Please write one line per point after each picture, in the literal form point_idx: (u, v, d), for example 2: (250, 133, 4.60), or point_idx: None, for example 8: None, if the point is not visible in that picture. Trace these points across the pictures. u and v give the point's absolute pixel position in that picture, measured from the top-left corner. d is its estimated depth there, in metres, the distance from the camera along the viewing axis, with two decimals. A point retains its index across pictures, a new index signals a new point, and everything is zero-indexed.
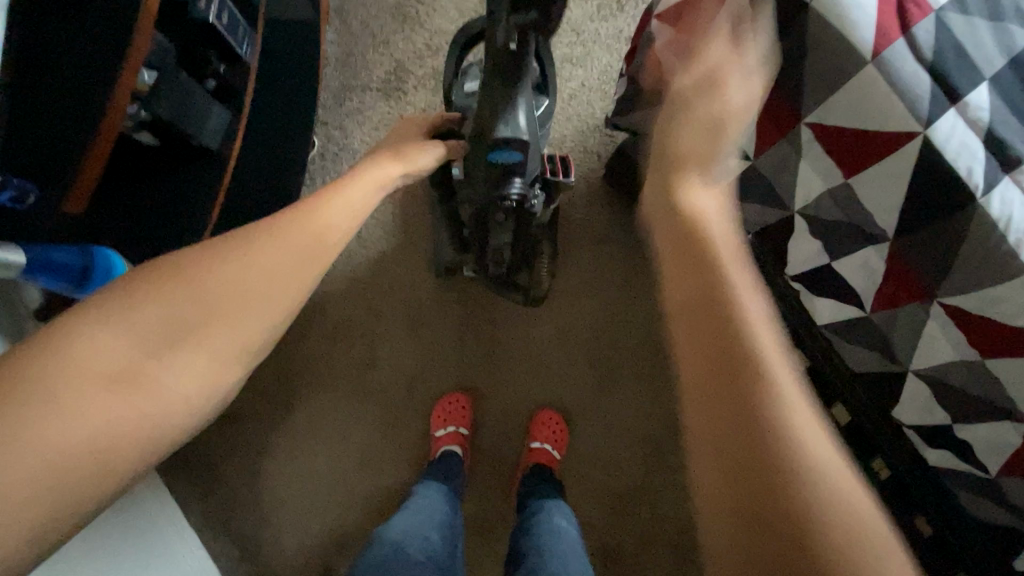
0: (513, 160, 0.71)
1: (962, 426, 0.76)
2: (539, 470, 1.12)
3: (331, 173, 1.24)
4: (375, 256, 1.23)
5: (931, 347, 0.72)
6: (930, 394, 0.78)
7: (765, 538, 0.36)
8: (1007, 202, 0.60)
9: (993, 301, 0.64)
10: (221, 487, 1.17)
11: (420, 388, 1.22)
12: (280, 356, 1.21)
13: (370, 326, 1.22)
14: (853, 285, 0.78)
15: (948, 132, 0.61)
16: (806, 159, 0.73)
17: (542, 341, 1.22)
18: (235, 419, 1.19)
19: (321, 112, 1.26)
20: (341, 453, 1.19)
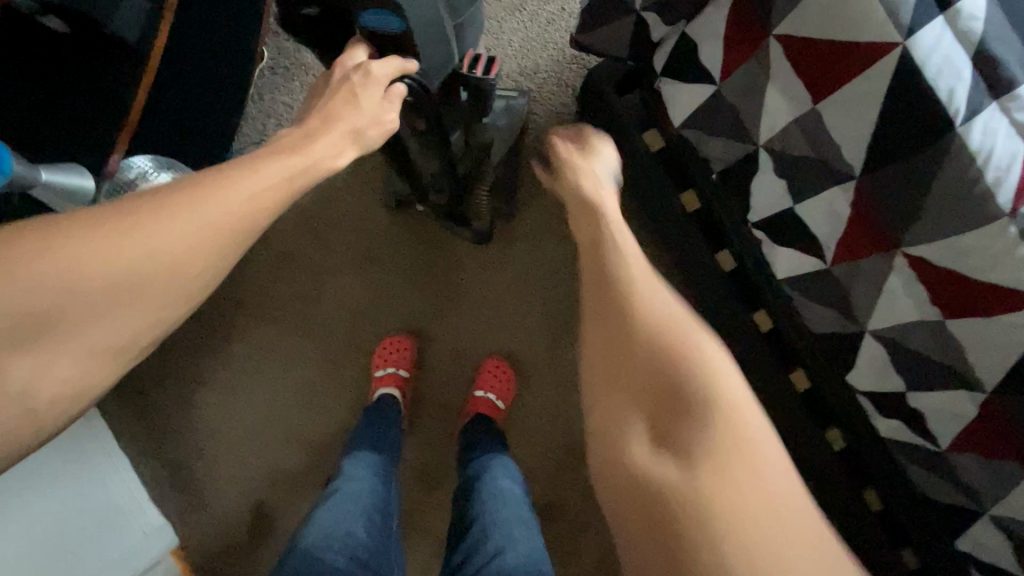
0: (393, 26, 0.62)
1: (916, 394, 0.69)
2: (480, 418, 1.07)
3: (282, 91, 1.15)
4: (325, 185, 1.15)
5: (892, 304, 0.65)
6: (886, 360, 0.71)
7: (661, 493, 0.43)
8: (989, 132, 0.52)
9: (963, 251, 0.56)
10: (154, 414, 1.13)
11: (366, 327, 1.16)
12: (220, 284, 1.15)
13: (316, 259, 1.16)
14: (815, 231, 0.70)
15: (931, 45, 0.53)
16: (773, 82, 0.65)
17: (496, 287, 1.16)
18: (172, 346, 1.15)
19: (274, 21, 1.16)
20: (280, 388, 1.15)
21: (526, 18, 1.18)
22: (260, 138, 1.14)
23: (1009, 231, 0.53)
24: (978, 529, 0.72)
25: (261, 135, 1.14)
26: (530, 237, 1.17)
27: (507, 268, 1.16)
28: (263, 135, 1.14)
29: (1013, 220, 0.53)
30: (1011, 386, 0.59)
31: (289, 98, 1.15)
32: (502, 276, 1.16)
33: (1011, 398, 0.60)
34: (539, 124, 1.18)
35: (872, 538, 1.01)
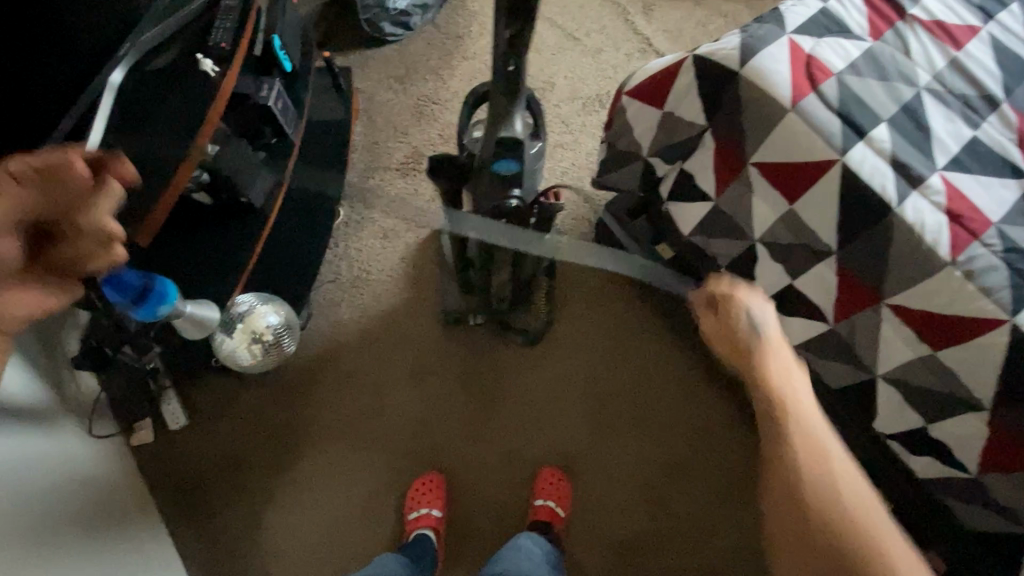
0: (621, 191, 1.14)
1: (935, 426, 0.82)
2: (541, 527, 1.14)
3: (353, 239, 1.40)
4: (388, 309, 1.34)
5: (891, 347, 0.81)
6: (898, 399, 0.85)
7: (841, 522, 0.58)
8: (918, 210, 0.73)
9: (929, 294, 0.74)
10: (222, 535, 1.16)
11: (426, 435, 1.25)
12: (293, 403, 1.26)
13: (380, 373, 1.29)
14: (814, 300, 0.88)
15: (860, 159, 0.76)
16: (757, 194, 0.88)
17: (541, 386, 1.29)
18: (242, 466, 1.21)
19: (347, 187, 1.45)
20: (345, 500, 1.20)
21: (545, 171, 1.50)
22: (334, 276, 1.36)
23: (956, 275, 0.71)
24: None
25: (335, 274, 1.36)
26: (567, 341, 1.33)
27: (551, 368, 1.31)
28: (337, 274, 1.36)
29: (955, 266, 0.71)
30: (1004, 402, 0.73)
31: (358, 243, 1.39)
32: (545, 377, 1.30)
33: (1010, 410, 0.73)
34: (564, 248, 1.42)
35: None
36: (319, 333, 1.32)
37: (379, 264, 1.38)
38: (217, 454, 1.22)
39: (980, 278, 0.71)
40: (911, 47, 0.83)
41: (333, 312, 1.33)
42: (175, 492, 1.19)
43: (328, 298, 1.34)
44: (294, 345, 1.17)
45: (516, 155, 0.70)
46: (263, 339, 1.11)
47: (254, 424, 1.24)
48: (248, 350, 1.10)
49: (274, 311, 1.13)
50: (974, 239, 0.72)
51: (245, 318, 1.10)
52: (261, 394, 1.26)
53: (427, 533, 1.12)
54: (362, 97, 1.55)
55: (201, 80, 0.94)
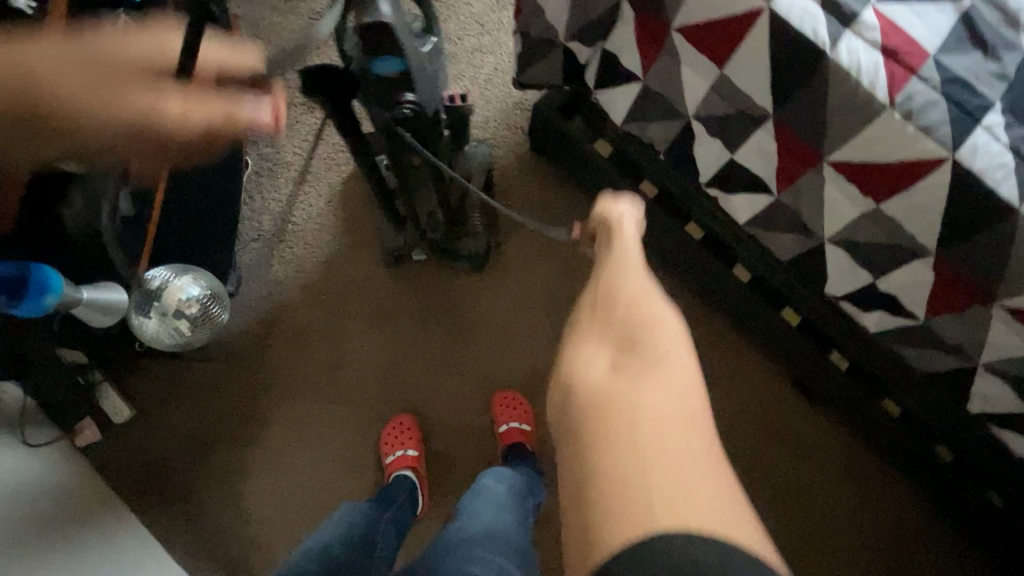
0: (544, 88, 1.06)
1: (882, 279, 0.81)
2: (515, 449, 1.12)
3: (269, 189, 1.27)
4: (325, 259, 1.25)
5: (835, 207, 0.78)
6: (846, 259, 0.83)
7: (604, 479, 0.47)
8: (853, 53, 0.67)
9: (868, 144, 0.70)
10: (200, 514, 1.14)
11: (390, 378, 1.21)
12: (246, 373, 1.20)
13: (331, 325, 1.22)
14: (755, 170, 0.84)
15: (788, 4, 0.69)
16: (685, 64, 0.80)
17: (498, 309, 1.25)
18: (205, 443, 1.17)
19: (251, 133, 1.30)
20: (321, 459, 1.17)
21: (467, 80, 1.36)
22: (258, 233, 1.25)
23: (895, 117, 0.67)
24: (979, 383, 0.82)
25: (259, 231, 1.25)
26: (517, 259, 1.28)
27: (505, 288, 1.26)
28: (262, 231, 1.25)
29: (895, 108, 0.67)
30: (947, 242, 0.71)
31: (277, 193, 1.27)
32: (503, 300, 1.26)
33: (954, 250, 0.71)
34: (500, 162, 1.32)
35: (901, 439, 1.10)
36: (255, 296, 1.23)
37: (305, 212, 1.27)
38: (176, 438, 1.16)
39: (922, 119, 0.66)
40: None
41: (266, 272, 1.24)
42: (140, 481, 1.15)
43: (257, 258, 1.24)
44: (226, 313, 1.09)
45: (397, 53, 0.65)
46: (189, 313, 1.01)
47: (207, 400, 1.18)
48: (174, 330, 1.01)
49: (193, 282, 1.03)
50: (913, 75, 0.66)
51: (161, 295, 0.99)
52: (208, 370, 1.19)
53: (408, 474, 1.10)
54: (246, 26, 1.35)
55: None
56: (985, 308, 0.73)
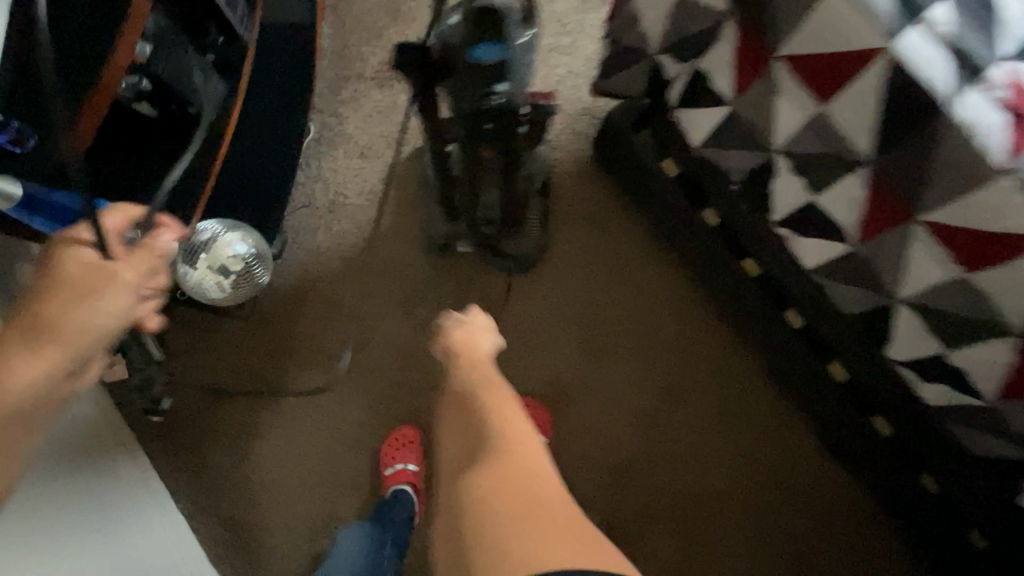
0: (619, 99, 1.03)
1: (955, 352, 0.76)
2: None
3: (327, 158, 1.27)
4: (369, 237, 1.24)
5: (918, 269, 0.73)
6: (918, 325, 0.79)
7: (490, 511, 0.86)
8: (975, 109, 0.63)
9: (973, 207, 0.65)
10: (210, 469, 1.14)
11: (413, 367, 1.19)
12: (275, 337, 1.19)
13: (364, 303, 1.21)
14: (835, 217, 0.80)
15: (913, 47, 0.64)
16: (782, 95, 0.77)
17: (532, 315, 1.23)
18: (225, 399, 1.17)
19: (316, 101, 1.30)
20: (333, 434, 1.16)
21: (538, 80, 1.33)
22: (308, 201, 1.25)
23: (1010, 184, 0.62)
24: None
25: (309, 199, 1.25)
26: (560, 267, 1.25)
27: (542, 294, 1.24)
28: (312, 198, 1.25)
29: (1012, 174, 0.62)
30: None
31: (333, 163, 1.27)
32: (538, 307, 1.23)
33: None
34: (559, 167, 1.29)
35: (933, 522, 1.04)
36: (294, 263, 1.22)
37: (357, 187, 1.26)
38: (198, 389, 1.17)
39: None
40: None
41: (310, 241, 1.23)
42: (158, 426, 1.15)
43: (303, 225, 1.24)
44: (267, 276, 1.08)
45: (498, 36, 0.63)
46: (232, 270, 1.02)
47: (233, 357, 1.18)
48: (216, 284, 1.01)
49: (242, 239, 1.04)
50: None
51: (210, 248, 1.00)
52: (240, 327, 1.19)
53: (406, 490, 1.09)
54: None
55: None
56: None
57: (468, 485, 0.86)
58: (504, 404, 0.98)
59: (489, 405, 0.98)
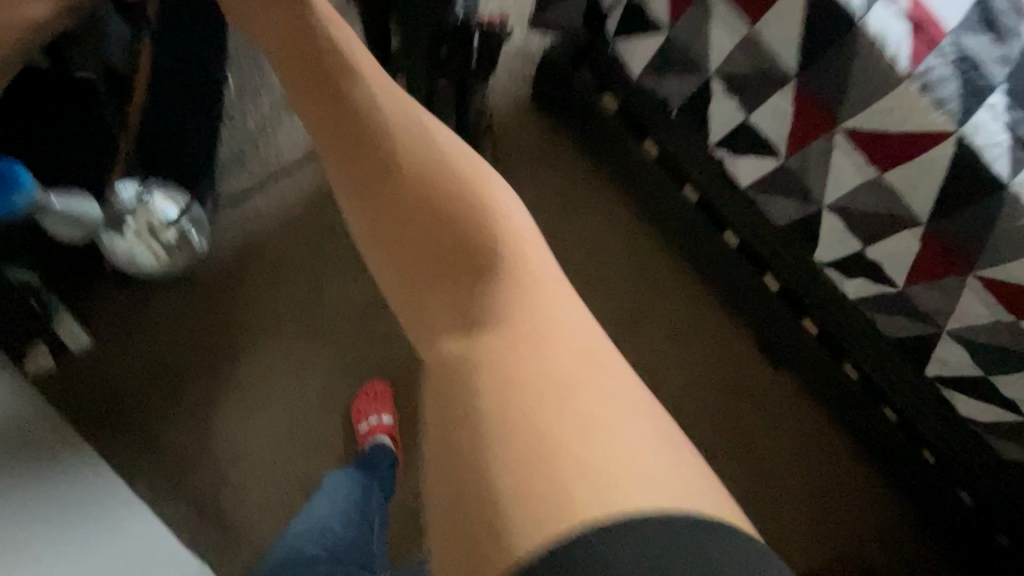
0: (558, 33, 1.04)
1: (874, 245, 0.86)
2: None
3: (252, 113, 1.18)
4: (310, 192, 1.18)
5: (841, 173, 0.82)
6: (842, 228, 0.89)
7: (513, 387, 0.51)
8: (882, 21, 0.70)
9: (884, 112, 0.73)
10: (169, 450, 1.08)
11: (373, 322, 1.17)
12: (220, 307, 1.13)
13: (314, 262, 1.16)
14: (767, 132, 0.86)
15: None
16: (714, 18, 0.80)
17: None
18: (175, 378, 1.10)
19: (232, 50, 1.19)
20: (298, 398, 1.13)
21: None
22: (239, 159, 1.17)
23: (912, 88, 0.70)
24: (943, 347, 0.89)
25: (240, 157, 1.17)
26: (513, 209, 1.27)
27: None
28: (242, 156, 1.17)
29: (913, 78, 0.70)
30: (941, 212, 0.76)
31: (260, 117, 1.18)
32: None
33: (943, 223, 0.76)
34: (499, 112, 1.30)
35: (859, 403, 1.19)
36: (232, 227, 1.15)
37: (290, 141, 1.18)
38: (143, 370, 1.09)
39: (935, 90, 0.70)
40: None
41: (246, 202, 1.16)
42: (103, 415, 1.07)
43: (233, 185, 1.16)
44: (206, 241, 1.02)
45: None
46: (165, 236, 0.96)
47: (177, 334, 1.11)
48: (148, 251, 0.96)
49: (172, 202, 0.96)
50: (931, 51, 0.70)
51: (136, 213, 0.93)
52: (180, 301, 1.12)
53: (384, 442, 1.07)
54: None
55: None
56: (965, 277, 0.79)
57: (496, 349, 0.52)
58: (490, 203, 0.54)
59: (474, 220, 0.53)
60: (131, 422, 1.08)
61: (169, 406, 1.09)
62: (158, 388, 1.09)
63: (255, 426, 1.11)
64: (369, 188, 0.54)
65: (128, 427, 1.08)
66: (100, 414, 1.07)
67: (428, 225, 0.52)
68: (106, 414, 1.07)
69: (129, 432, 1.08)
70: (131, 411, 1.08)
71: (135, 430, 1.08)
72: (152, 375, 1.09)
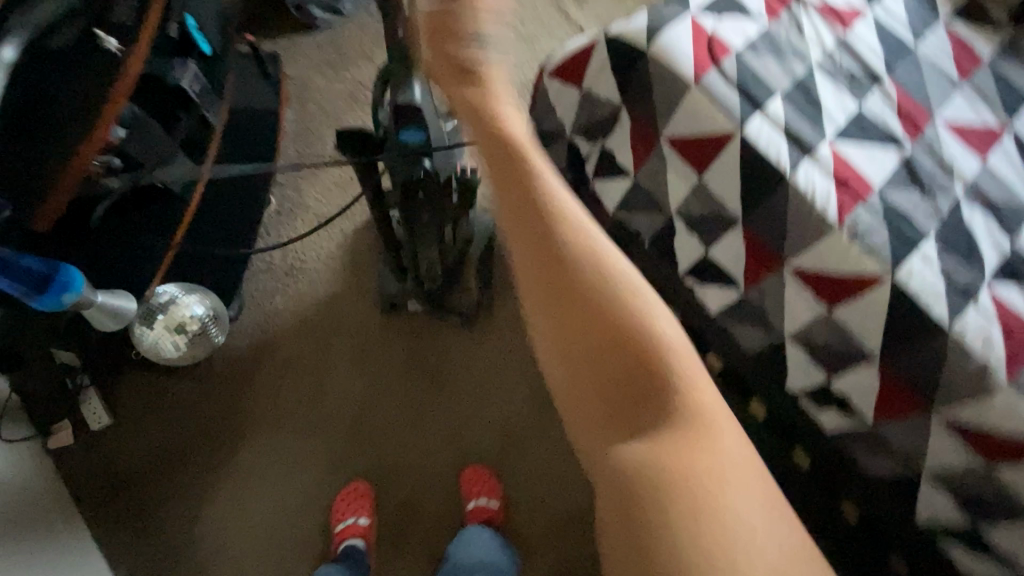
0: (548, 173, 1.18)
1: (836, 379, 0.86)
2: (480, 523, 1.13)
3: (286, 228, 1.37)
4: (324, 298, 1.31)
5: (793, 308, 0.85)
6: (808, 361, 0.88)
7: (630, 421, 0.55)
8: (809, 177, 0.79)
9: (821, 256, 0.79)
10: (154, 537, 1.12)
11: (366, 421, 1.23)
12: (228, 398, 1.22)
13: (318, 361, 1.26)
14: (729, 268, 0.91)
15: (757, 130, 0.81)
16: (670, 169, 0.91)
17: (481, 369, 1.28)
18: (174, 464, 1.17)
19: (278, 176, 1.41)
20: (284, 493, 1.17)
21: None
22: (268, 266, 1.33)
23: (842, 236, 0.77)
24: (923, 492, 0.86)
25: (269, 265, 1.33)
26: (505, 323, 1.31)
27: (491, 344, 1.29)
28: (270, 264, 1.33)
29: (842, 228, 0.77)
30: (889, 351, 0.78)
31: (292, 232, 1.36)
32: (484, 360, 1.28)
33: (894, 362, 0.79)
34: None
35: None
36: (252, 325, 1.28)
37: (315, 252, 1.35)
38: (147, 454, 1.17)
39: (865, 238, 0.77)
40: (802, 25, 0.89)
41: (268, 303, 1.30)
42: (103, 495, 1.14)
43: (260, 288, 1.31)
44: (223, 336, 1.14)
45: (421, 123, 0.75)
46: (189, 330, 1.08)
47: (185, 420, 1.20)
48: (171, 342, 1.08)
49: (199, 301, 1.10)
50: (857, 204, 0.78)
51: (168, 309, 1.07)
52: (192, 390, 1.22)
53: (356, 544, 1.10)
54: (293, 84, 1.48)
55: (103, 50, 0.87)
56: (926, 418, 0.79)
57: (628, 419, 0.54)
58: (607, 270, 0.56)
59: (621, 302, 0.55)
60: (126, 503, 1.14)
61: (163, 492, 1.15)
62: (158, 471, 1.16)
63: (240, 518, 1.15)
64: (526, 244, 0.56)
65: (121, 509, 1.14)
66: (100, 493, 1.14)
67: (587, 319, 0.54)
68: (105, 494, 1.14)
69: (122, 514, 1.13)
70: (129, 492, 1.15)
71: (128, 513, 1.14)
72: (154, 459, 1.17)
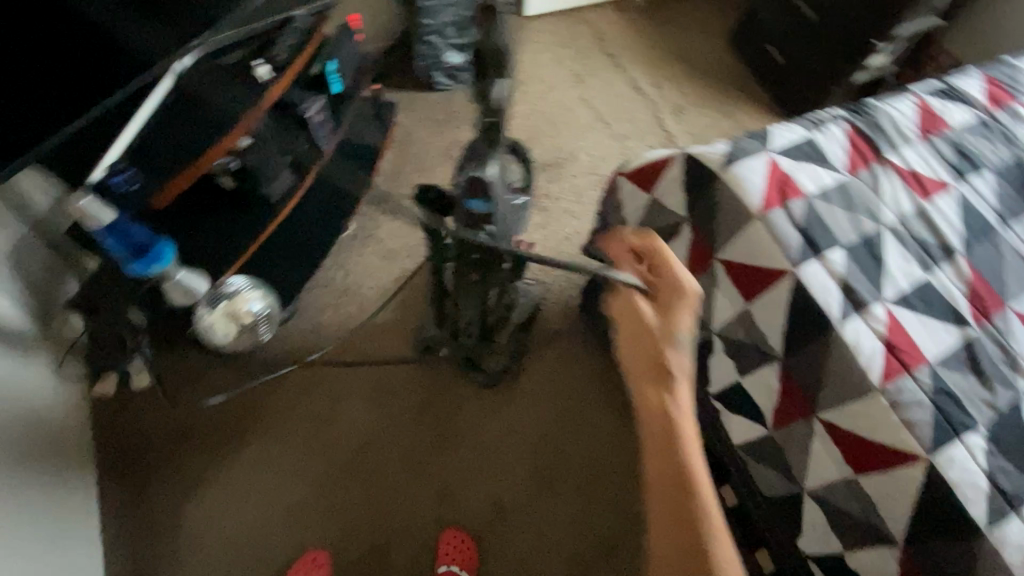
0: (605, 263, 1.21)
1: (851, 554, 0.80)
2: None
3: (355, 253, 1.47)
4: (369, 325, 1.39)
5: (819, 462, 0.81)
6: (822, 523, 0.83)
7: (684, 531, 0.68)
8: (858, 334, 0.78)
9: (858, 416, 0.76)
10: (149, 508, 1.18)
11: (370, 453, 1.25)
12: (253, 394, 1.29)
13: (343, 383, 1.32)
14: (760, 402, 0.89)
15: (814, 276, 0.82)
16: (720, 289, 0.91)
17: (491, 434, 1.28)
18: (188, 442, 1.24)
19: (362, 205, 1.54)
20: (273, 501, 1.20)
21: (550, 232, 1.54)
22: (328, 283, 1.43)
23: (884, 402, 0.74)
24: None
25: (330, 281, 1.43)
26: (528, 393, 1.32)
27: (509, 410, 1.31)
28: (331, 281, 1.43)
29: (885, 393, 0.75)
30: (916, 539, 0.73)
31: (358, 257, 1.47)
32: (497, 425, 1.29)
33: (921, 553, 0.73)
34: (548, 306, 1.43)
35: None
36: (297, 332, 1.37)
37: (373, 281, 1.44)
38: (168, 426, 1.25)
39: (907, 412, 0.74)
40: (881, 186, 0.90)
41: (318, 316, 1.39)
42: (120, 453, 1.22)
43: (315, 301, 1.41)
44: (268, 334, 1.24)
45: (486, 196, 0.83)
46: (243, 321, 1.17)
47: (211, 404, 1.28)
48: (225, 328, 1.16)
49: (261, 298, 1.19)
50: (906, 374, 0.75)
51: (232, 297, 1.15)
52: (227, 377, 1.31)
53: None
54: (400, 130, 1.64)
55: (256, 77, 1.06)
56: None
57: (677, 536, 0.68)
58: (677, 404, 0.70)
59: (683, 449, 0.69)
60: (137, 467, 1.21)
61: (171, 465, 1.22)
62: (173, 445, 1.23)
63: (229, 513, 1.19)
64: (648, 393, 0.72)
65: (130, 471, 1.21)
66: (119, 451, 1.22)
67: (668, 462, 0.69)
68: (122, 453, 1.22)
69: (128, 477, 1.20)
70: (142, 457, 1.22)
71: (134, 476, 1.21)
72: (174, 433, 1.24)
